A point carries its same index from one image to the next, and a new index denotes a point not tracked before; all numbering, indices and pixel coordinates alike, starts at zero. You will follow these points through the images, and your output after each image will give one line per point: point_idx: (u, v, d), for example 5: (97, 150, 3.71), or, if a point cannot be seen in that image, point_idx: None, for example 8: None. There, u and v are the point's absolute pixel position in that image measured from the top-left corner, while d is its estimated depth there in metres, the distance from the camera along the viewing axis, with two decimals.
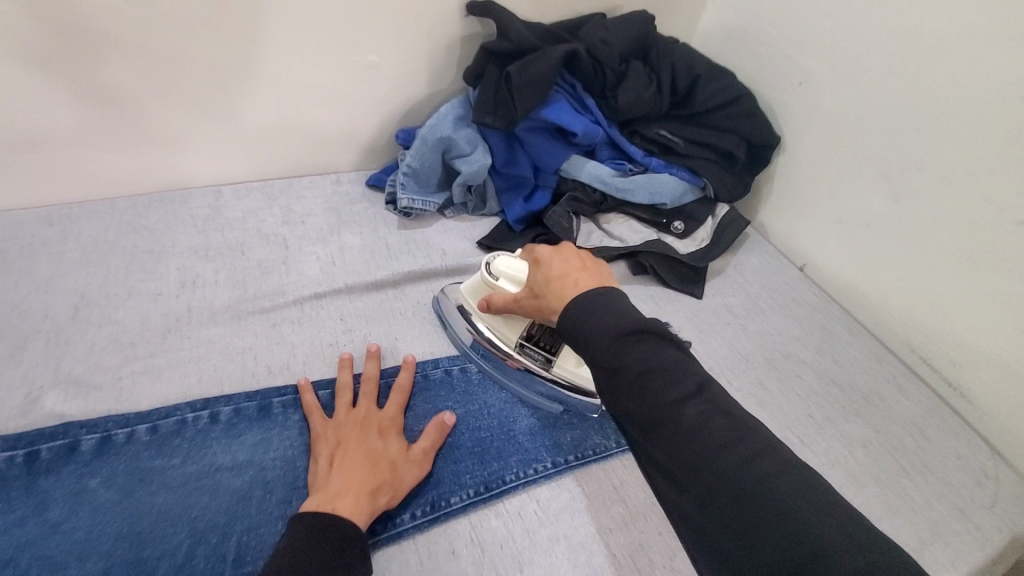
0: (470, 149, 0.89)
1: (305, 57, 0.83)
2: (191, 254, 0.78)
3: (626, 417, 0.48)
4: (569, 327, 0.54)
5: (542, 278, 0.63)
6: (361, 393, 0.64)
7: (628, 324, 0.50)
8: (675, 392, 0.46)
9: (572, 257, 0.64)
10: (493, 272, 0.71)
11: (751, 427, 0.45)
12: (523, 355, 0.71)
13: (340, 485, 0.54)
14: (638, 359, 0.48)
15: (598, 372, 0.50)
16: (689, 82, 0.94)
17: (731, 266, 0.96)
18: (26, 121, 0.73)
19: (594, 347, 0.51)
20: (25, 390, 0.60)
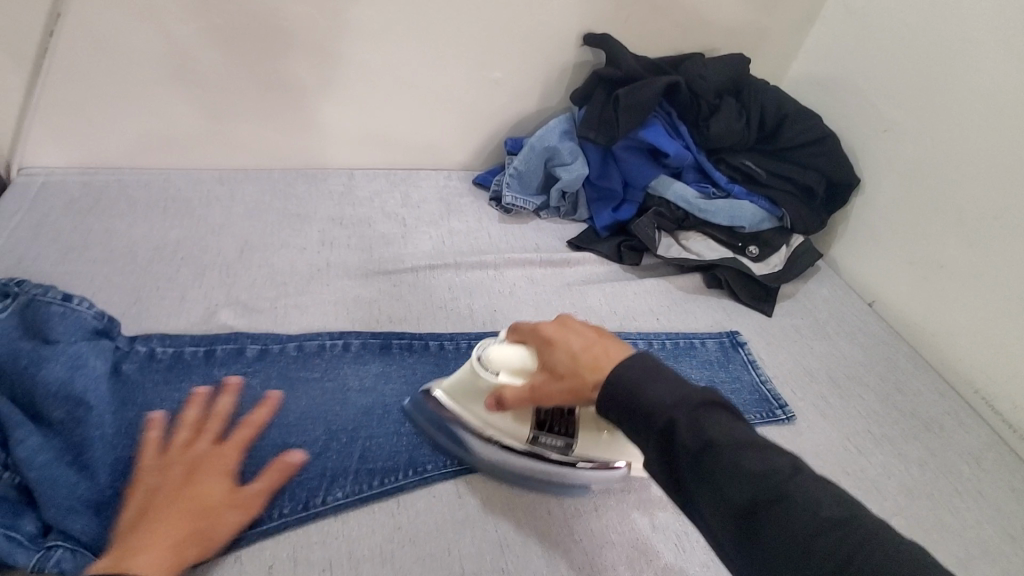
0: (571, 160, 1.00)
1: (442, 66, 0.98)
2: (330, 220, 0.93)
3: (708, 493, 0.44)
4: (626, 395, 0.49)
5: (566, 357, 0.56)
6: (203, 429, 0.57)
7: (697, 393, 0.47)
8: (763, 464, 0.43)
9: (582, 329, 0.59)
10: (487, 366, 0.61)
11: (837, 490, 0.43)
12: (539, 446, 0.62)
13: (142, 541, 0.49)
14: (718, 434, 0.45)
15: (673, 454, 0.46)
16: (776, 120, 1.04)
17: (801, 293, 1.03)
18: (221, 96, 0.91)
19: (667, 418, 0.46)
20: (205, 305, 0.74)
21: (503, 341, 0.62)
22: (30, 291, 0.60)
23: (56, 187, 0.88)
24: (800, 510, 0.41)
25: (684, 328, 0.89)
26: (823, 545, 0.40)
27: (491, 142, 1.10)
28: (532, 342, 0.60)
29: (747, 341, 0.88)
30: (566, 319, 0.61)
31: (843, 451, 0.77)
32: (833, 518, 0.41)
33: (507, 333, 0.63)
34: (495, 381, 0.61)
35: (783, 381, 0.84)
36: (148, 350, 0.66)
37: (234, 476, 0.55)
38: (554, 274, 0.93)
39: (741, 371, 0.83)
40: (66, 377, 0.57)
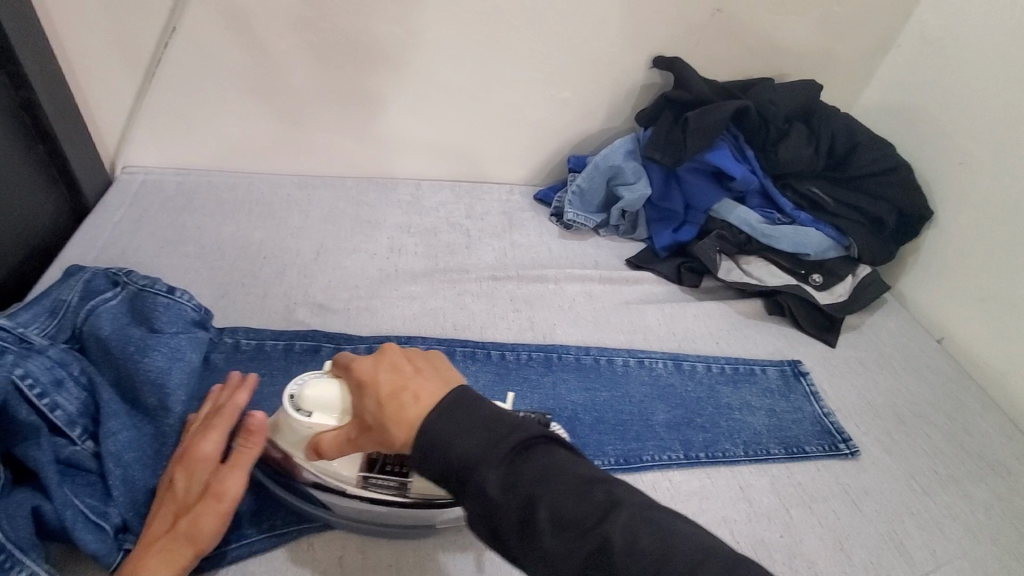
0: (634, 180, 1.01)
1: (512, 84, 1.01)
2: (398, 228, 0.97)
3: (536, 558, 0.40)
4: (434, 456, 0.42)
5: (373, 405, 0.48)
6: (191, 427, 0.58)
7: (512, 438, 0.42)
8: (580, 510, 0.40)
9: (398, 364, 0.49)
10: (303, 408, 0.55)
11: (653, 519, 0.40)
12: (370, 489, 0.57)
13: (138, 548, 0.51)
14: (534, 485, 0.41)
15: (497, 522, 0.41)
16: (847, 148, 1.02)
17: (866, 325, 1.00)
18: (305, 107, 0.96)
19: (477, 480, 0.41)
20: (285, 303, 0.79)
21: (324, 378, 0.55)
22: (138, 281, 0.68)
23: (153, 185, 0.95)
24: (623, 555, 0.39)
25: (744, 353, 0.88)
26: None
27: (554, 159, 1.12)
28: (347, 382, 0.52)
29: (810, 371, 0.86)
30: (389, 351, 0.51)
31: (908, 490, 0.75)
32: (666, 556, 0.39)
33: (330, 367, 0.56)
34: (311, 423, 0.54)
35: (846, 414, 0.82)
36: (234, 342, 0.71)
37: (211, 468, 0.54)
38: (613, 291, 0.94)
39: (802, 402, 0.82)
40: (165, 368, 0.60)
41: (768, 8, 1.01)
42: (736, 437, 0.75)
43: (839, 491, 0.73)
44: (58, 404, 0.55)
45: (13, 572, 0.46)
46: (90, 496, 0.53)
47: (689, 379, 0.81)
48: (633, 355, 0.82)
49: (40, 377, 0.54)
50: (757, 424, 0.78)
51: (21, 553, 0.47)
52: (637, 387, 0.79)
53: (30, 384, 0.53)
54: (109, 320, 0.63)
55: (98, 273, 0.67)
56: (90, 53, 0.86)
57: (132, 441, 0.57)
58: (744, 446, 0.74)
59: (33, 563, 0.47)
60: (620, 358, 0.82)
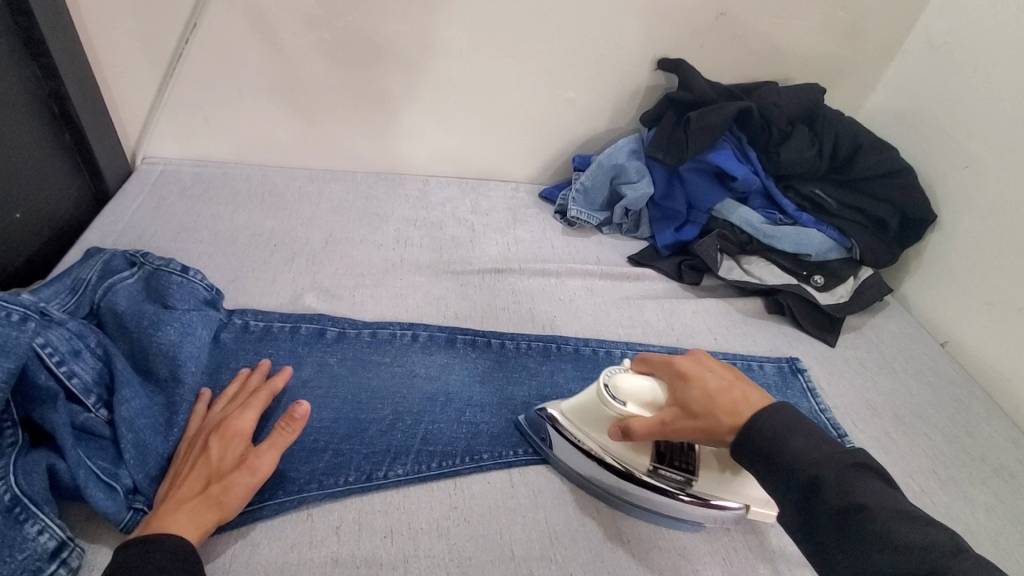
0: (638, 178, 1.03)
1: (520, 84, 1.03)
2: (405, 221, 0.99)
3: (849, 555, 0.44)
4: (767, 448, 0.50)
5: (702, 396, 0.55)
6: (223, 405, 0.62)
7: (848, 457, 0.48)
8: (909, 532, 0.42)
9: (718, 368, 0.58)
10: (614, 395, 0.58)
11: (992, 568, 0.40)
12: (656, 477, 0.60)
13: (165, 507, 0.52)
14: (868, 497, 0.44)
15: (816, 515, 0.46)
16: (850, 150, 1.03)
17: (867, 326, 1.00)
18: (319, 103, 1.00)
19: (809, 475, 0.47)
20: (293, 289, 0.82)
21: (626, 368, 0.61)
22: (153, 262, 0.71)
23: (172, 175, 0.99)
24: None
25: (743, 349, 0.89)
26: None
27: (560, 158, 1.14)
28: (669, 377, 0.58)
29: (808, 368, 0.87)
30: (697, 354, 0.60)
31: (904, 488, 0.75)
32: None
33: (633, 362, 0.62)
34: (624, 411, 0.58)
35: (844, 412, 0.83)
36: (243, 322, 0.73)
37: (244, 442, 0.58)
38: (614, 286, 0.95)
39: (800, 398, 0.82)
40: (176, 342, 0.63)
41: (774, 12, 1.03)
42: None
43: None
44: (74, 372, 0.58)
45: (27, 523, 0.49)
46: (102, 459, 0.56)
47: None
48: (631, 348, 0.84)
49: (59, 346, 0.57)
50: None
51: (35, 507, 0.49)
52: None
53: (49, 352, 0.56)
54: (125, 296, 0.66)
55: (117, 254, 0.71)
56: (117, 48, 0.90)
57: (144, 408, 0.59)
58: None
59: (45, 516, 0.50)
60: (618, 350, 0.83)
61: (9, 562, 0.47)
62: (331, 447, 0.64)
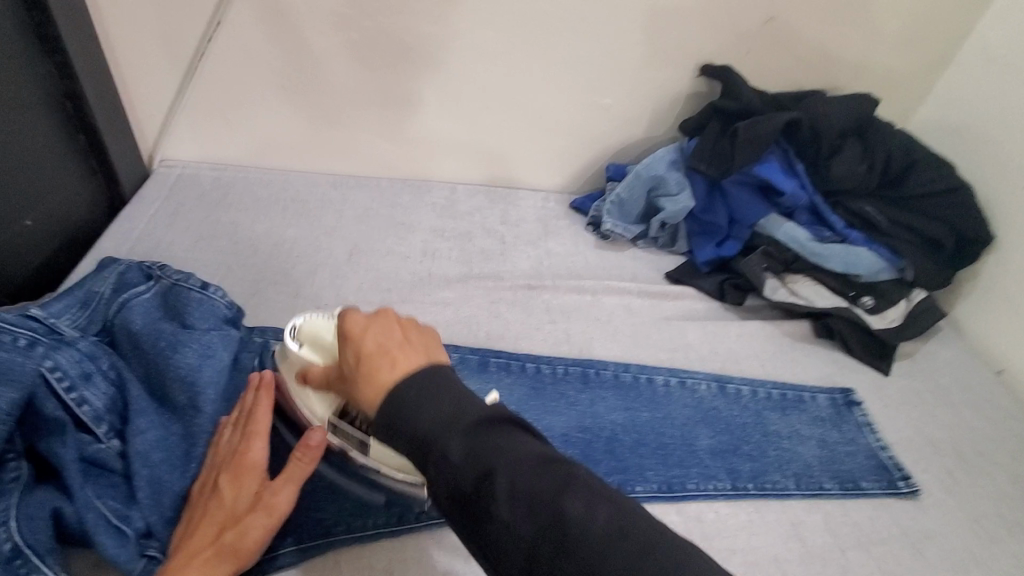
0: (677, 191, 0.97)
1: (554, 89, 0.98)
2: (433, 232, 0.94)
3: (492, 535, 0.38)
4: (398, 424, 0.41)
5: (354, 357, 0.46)
6: (230, 431, 0.56)
7: (474, 415, 0.40)
8: (546, 489, 0.38)
9: (393, 328, 0.47)
10: (298, 337, 0.57)
11: (601, 493, 0.39)
12: (335, 436, 0.56)
13: (177, 559, 0.48)
14: (491, 456, 0.39)
15: (459, 493, 0.39)
16: (904, 166, 0.97)
17: (920, 353, 0.94)
18: (342, 105, 0.95)
19: (440, 449, 0.39)
20: (316, 305, 0.77)
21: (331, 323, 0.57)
22: (170, 276, 0.66)
23: (189, 179, 0.94)
24: (576, 527, 0.37)
25: (792, 378, 0.83)
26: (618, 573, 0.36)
27: (593, 167, 1.09)
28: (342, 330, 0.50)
29: (863, 401, 0.81)
30: (385, 311, 0.49)
31: (973, 536, 0.69)
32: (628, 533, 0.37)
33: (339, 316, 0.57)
34: (301, 352, 0.56)
35: (903, 449, 0.77)
36: (265, 342, 0.68)
37: (259, 478, 0.52)
38: (654, 306, 0.90)
39: (855, 433, 0.77)
40: (195, 365, 0.58)
41: (822, 17, 0.97)
42: (786, 468, 0.71)
43: (897, 532, 0.67)
44: (85, 399, 0.53)
45: None
46: (113, 497, 0.51)
47: (734, 403, 0.77)
48: (675, 374, 0.78)
49: (69, 370, 0.53)
50: (808, 455, 0.73)
51: (39, 558, 0.45)
52: (680, 409, 0.75)
53: (58, 377, 0.52)
54: (141, 313, 0.62)
55: (132, 266, 0.66)
56: (136, 45, 0.85)
57: (159, 440, 0.54)
58: (795, 479, 0.70)
59: (49, 569, 0.45)
60: (660, 377, 0.77)
61: None
62: (360, 483, 0.59)
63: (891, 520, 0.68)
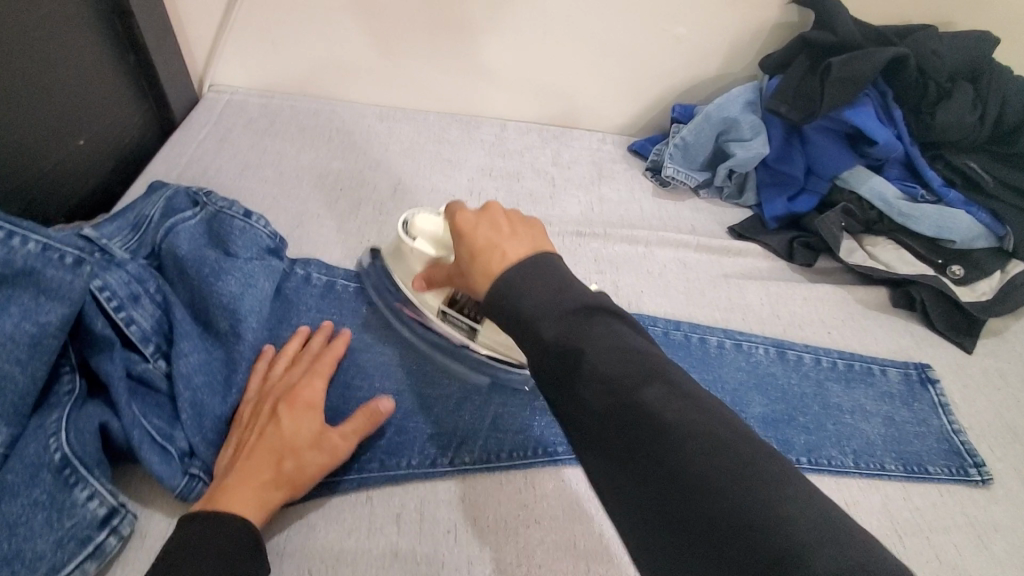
0: (750, 136, 0.88)
1: (621, 16, 0.89)
2: (480, 170, 0.90)
3: (574, 414, 0.39)
4: (510, 308, 0.42)
5: (466, 253, 0.48)
6: (290, 369, 0.57)
7: (580, 302, 0.41)
8: (628, 374, 0.37)
9: (500, 220, 0.49)
10: (410, 233, 0.62)
11: (702, 398, 0.37)
12: (446, 324, 0.63)
13: (233, 483, 0.48)
14: (593, 344, 0.39)
15: (549, 369, 0.40)
16: (1021, 118, 0.83)
17: (1012, 331, 0.84)
18: (393, 29, 0.89)
19: (537, 330, 0.40)
20: (358, 239, 0.75)
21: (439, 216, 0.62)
22: (215, 203, 0.65)
23: (237, 106, 0.92)
24: (648, 417, 0.36)
25: (860, 349, 0.76)
26: (628, 389, 0.37)
27: (657, 107, 1.00)
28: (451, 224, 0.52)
29: (939, 379, 0.74)
30: (493, 207, 0.51)
31: None
32: (661, 394, 0.36)
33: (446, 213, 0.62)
34: (414, 247, 0.62)
35: (981, 435, 0.70)
36: (306, 274, 0.67)
37: (315, 416, 0.53)
38: (711, 261, 0.83)
39: (927, 413, 0.70)
40: (237, 293, 0.58)
41: None
42: (844, 444, 0.65)
43: (963, 522, 0.62)
44: (133, 319, 0.54)
45: (77, 487, 0.46)
46: (158, 416, 0.53)
47: (792, 370, 0.71)
48: (730, 337, 0.73)
49: (117, 291, 0.53)
50: (871, 432, 0.67)
51: (85, 470, 0.46)
52: (731, 373, 0.70)
53: (107, 297, 0.53)
54: (186, 238, 0.61)
55: (179, 191, 0.66)
56: None
57: (202, 363, 0.55)
58: (853, 456, 0.64)
59: (96, 481, 0.47)
60: (714, 337, 0.73)
61: (55, 529, 0.44)
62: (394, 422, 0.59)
63: (958, 509, 0.63)
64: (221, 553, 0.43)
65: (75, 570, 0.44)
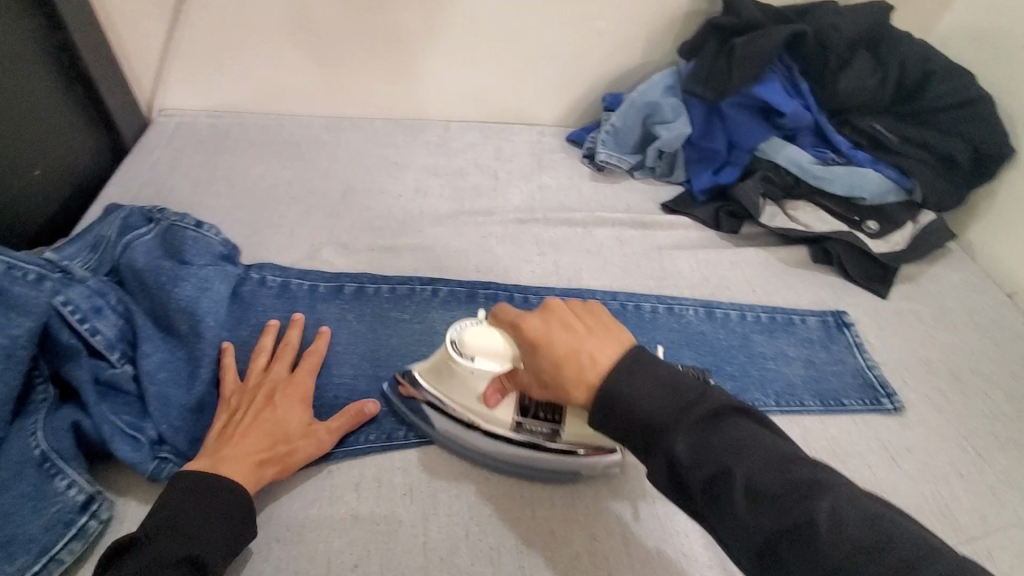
0: (673, 117, 0.94)
1: (544, 15, 0.95)
2: (425, 170, 0.95)
3: (731, 531, 0.41)
4: (625, 418, 0.45)
5: (548, 363, 0.50)
6: (276, 361, 0.62)
7: (703, 407, 0.44)
8: (777, 481, 0.40)
9: (570, 320, 0.51)
10: (463, 352, 0.57)
11: (863, 505, 0.39)
12: (520, 433, 0.58)
13: (230, 454, 0.53)
14: (732, 454, 0.42)
15: (680, 477, 0.43)
16: (918, 79, 0.90)
17: (925, 276, 0.92)
18: (331, 43, 0.94)
19: (666, 444, 0.43)
20: (310, 242, 0.80)
21: (486, 324, 0.57)
22: (168, 218, 0.69)
23: (187, 127, 0.96)
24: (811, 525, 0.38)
25: (784, 302, 0.83)
26: (806, 501, 0.39)
27: (588, 97, 1.06)
28: (511, 330, 0.54)
29: (855, 323, 0.81)
30: (552, 305, 0.53)
31: (960, 451, 0.69)
32: (809, 492, 0.40)
33: (490, 316, 0.57)
34: (475, 368, 0.56)
35: (895, 369, 0.76)
36: (261, 277, 0.71)
37: (306, 408, 0.59)
38: (645, 235, 0.90)
39: (844, 353, 0.77)
40: (193, 297, 0.63)
41: None
42: (767, 387, 0.72)
43: (877, 447, 0.68)
44: (96, 329, 0.58)
45: (57, 477, 0.51)
46: (127, 413, 0.57)
47: (721, 327, 0.78)
48: (662, 302, 0.79)
49: (80, 304, 0.57)
50: (793, 375, 0.74)
51: (64, 461, 0.51)
52: (665, 334, 0.76)
53: (71, 309, 0.57)
54: (142, 253, 0.66)
55: (133, 211, 0.69)
56: None
57: (165, 362, 0.59)
58: (775, 397, 0.71)
59: (74, 471, 0.51)
60: (648, 304, 0.79)
61: (42, 514, 0.49)
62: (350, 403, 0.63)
63: (872, 435, 0.69)
64: (228, 514, 0.49)
65: (62, 550, 0.49)
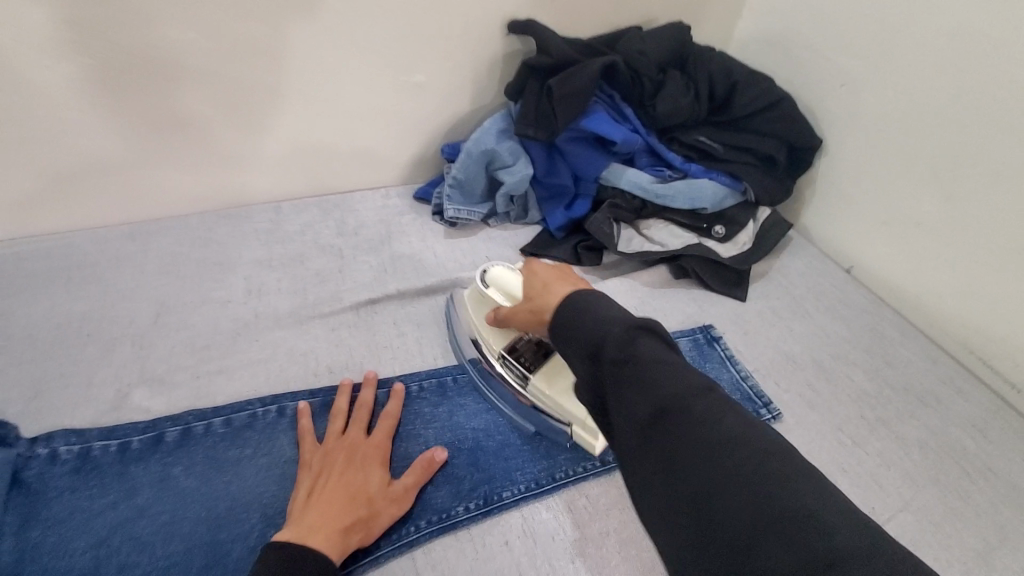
0: (513, 160, 0.92)
1: (360, 82, 0.89)
2: (257, 263, 0.85)
3: (621, 404, 0.45)
4: (572, 319, 0.51)
5: (542, 285, 0.63)
6: (353, 420, 0.64)
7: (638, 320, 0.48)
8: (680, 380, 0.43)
9: (569, 273, 0.64)
10: (489, 282, 0.73)
11: (739, 413, 0.42)
12: (504, 366, 0.70)
13: (315, 522, 0.53)
14: (647, 355, 0.45)
15: (596, 366, 0.47)
16: (727, 91, 0.96)
17: (774, 269, 0.96)
18: (111, 143, 0.81)
19: (592, 337, 0.48)
20: (116, 387, 0.67)
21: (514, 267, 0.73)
22: None
23: None
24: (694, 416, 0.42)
25: None
26: (691, 396, 0.43)
27: (426, 151, 1.01)
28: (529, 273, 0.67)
29: (722, 335, 0.82)
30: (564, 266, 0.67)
31: (838, 445, 0.71)
32: (702, 389, 0.43)
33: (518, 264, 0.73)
34: (491, 295, 0.73)
35: (766, 374, 0.78)
36: (50, 451, 0.59)
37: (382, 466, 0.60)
38: None
39: (719, 369, 0.78)
40: None
41: None
42: None
43: None
44: None
45: None
46: None
47: None
48: None
49: None
50: None
51: None
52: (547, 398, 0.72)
53: None
54: None
55: None
56: None
57: None
58: None
59: None
60: None
61: None
62: None
63: None
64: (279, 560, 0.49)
65: None
